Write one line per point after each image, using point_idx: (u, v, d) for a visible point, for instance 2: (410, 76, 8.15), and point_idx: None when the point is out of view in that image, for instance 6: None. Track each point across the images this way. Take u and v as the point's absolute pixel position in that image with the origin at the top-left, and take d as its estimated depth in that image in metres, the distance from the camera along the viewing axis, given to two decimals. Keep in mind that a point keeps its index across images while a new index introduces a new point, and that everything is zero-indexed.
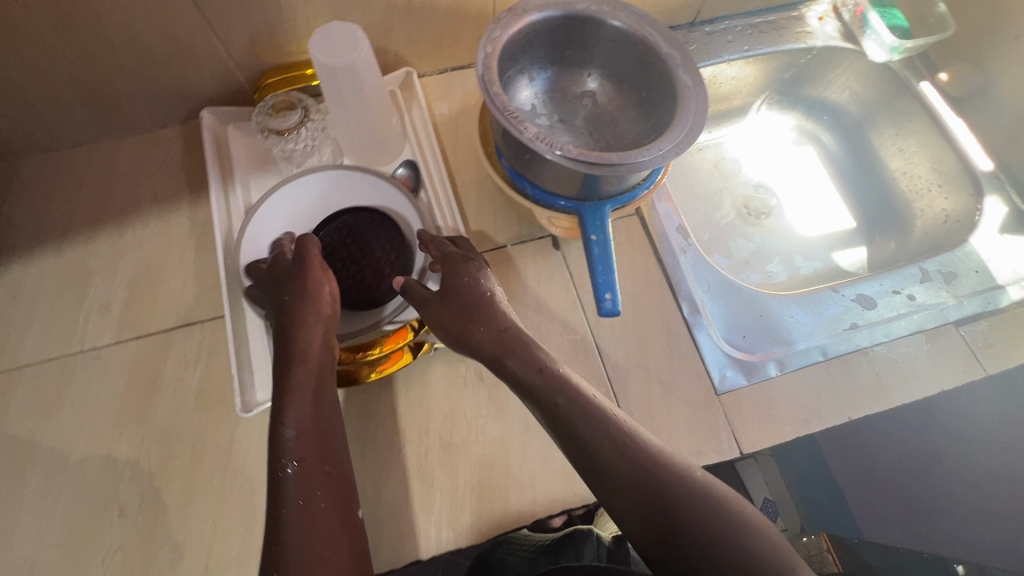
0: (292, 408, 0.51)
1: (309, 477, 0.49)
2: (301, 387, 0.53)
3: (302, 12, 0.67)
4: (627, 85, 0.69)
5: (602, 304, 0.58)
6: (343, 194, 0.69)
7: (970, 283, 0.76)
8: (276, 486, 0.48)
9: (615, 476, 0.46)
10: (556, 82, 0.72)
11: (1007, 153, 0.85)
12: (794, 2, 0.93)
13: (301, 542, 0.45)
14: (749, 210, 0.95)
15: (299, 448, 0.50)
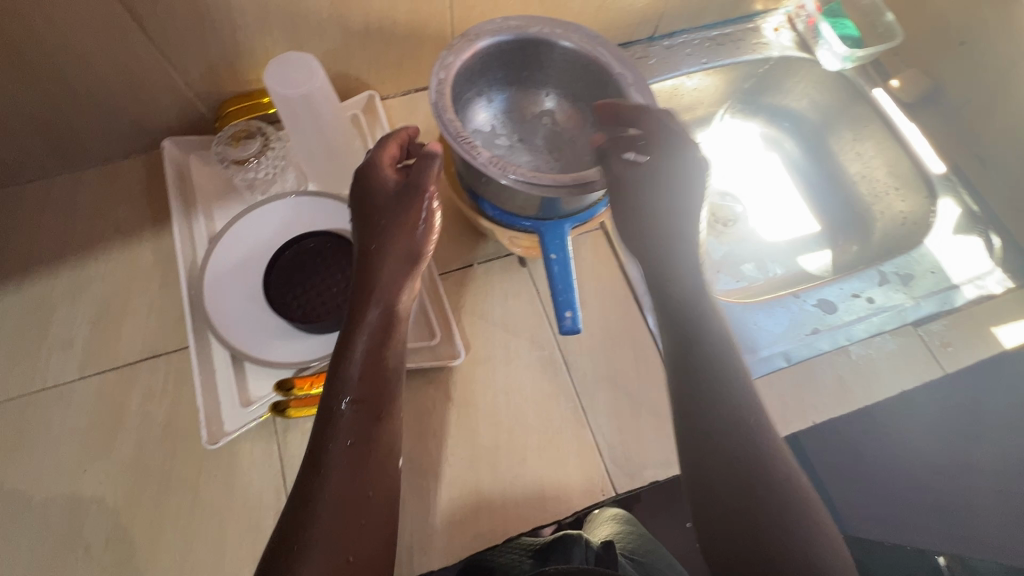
0: (363, 337, 0.55)
1: (361, 415, 0.52)
2: (375, 323, 0.56)
3: (260, 43, 0.67)
4: (584, 103, 0.71)
5: (562, 321, 0.59)
6: (306, 220, 0.69)
7: (926, 284, 0.78)
8: (331, 416, 0.52)
9: (722, 432, 0.50)
10: (513, 103, 0.73)
11: (958, 154, 0.87)
12: (749, 14, 0.95)
13: (340, 479, 0.49)
14: (717, 217, 0.95)
15: (360, 388, 0.53)
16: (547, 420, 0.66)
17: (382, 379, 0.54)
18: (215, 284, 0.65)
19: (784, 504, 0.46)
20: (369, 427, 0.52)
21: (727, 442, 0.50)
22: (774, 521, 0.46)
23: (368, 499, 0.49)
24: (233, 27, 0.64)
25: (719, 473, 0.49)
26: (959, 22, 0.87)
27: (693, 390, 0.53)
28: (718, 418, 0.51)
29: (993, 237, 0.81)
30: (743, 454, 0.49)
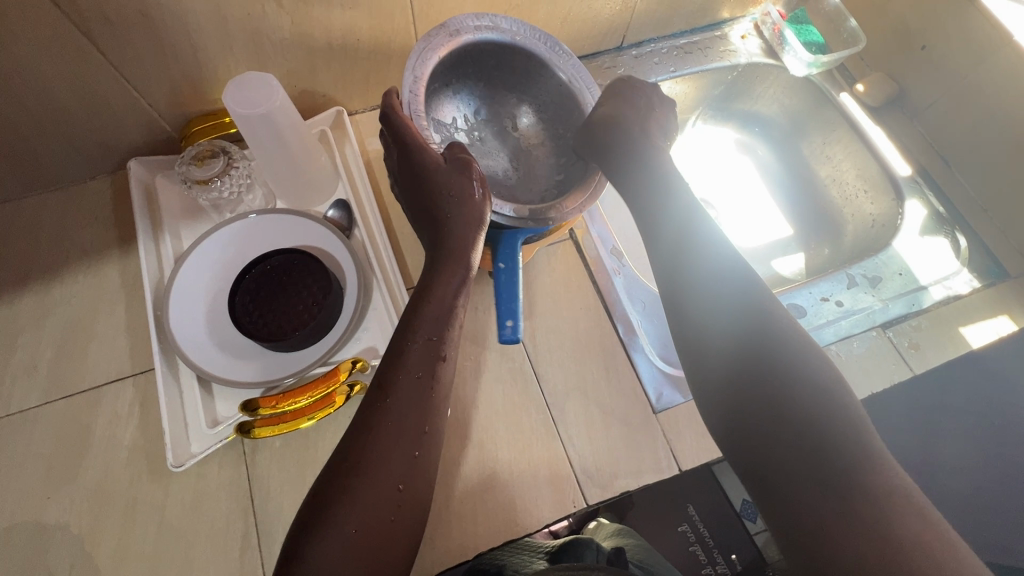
0: (439, 283, 0.53)
1: (428, 355, 0.51)
2: (446, 266, 0.54)
3: (221, 62, 0.67)
4: (552, 121, 0.70)
5: (502, 331, 0.59)
6: (274, 237, 0.69)
7: (893, 286, 0.79)
8: (398, 348, 0.51)
9: (771, 367, 0.46)
10: (483, 107, 0.69)
11: (922, 157, 0.88)
12: (717, 22, 0.96)
13: (401, 412, 0.48)
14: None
15: (430, 327, 0.52)
16: (517, 433, 0.66)
17: (447, 322, 0.53)
18: (181, 304, 0.64)
19: (815, 408, 0.43)
20: (435, 366, 0.51)
21: (755, 355, 0.47)
22: (803, 426, 0.43)
23: (423, 434, 0.49)
24: (192, 47, 0.64)
25: (742, 386, 0.47)
26: (919, 25, 0.86)
27: (715, 310, 0.51)
28: (745, 334, 0.49)
29: (959, 237, 0.82)
30: (773, 364, 0.46)
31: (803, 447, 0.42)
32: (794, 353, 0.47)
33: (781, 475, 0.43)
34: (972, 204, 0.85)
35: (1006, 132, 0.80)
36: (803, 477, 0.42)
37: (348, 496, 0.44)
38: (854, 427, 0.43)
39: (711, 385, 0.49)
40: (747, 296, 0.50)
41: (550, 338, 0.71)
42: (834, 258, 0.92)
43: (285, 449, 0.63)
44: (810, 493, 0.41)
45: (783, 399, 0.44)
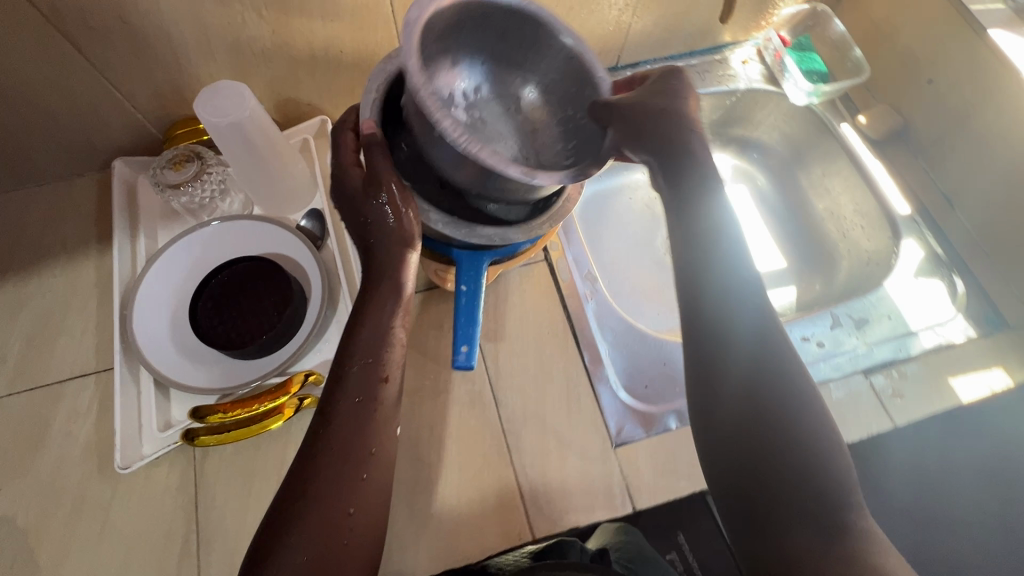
0: (370, 309, 0.52)
1: (369, 377, 0.49)
2: (378, 290, 0.53)
3: (203, 68, 0.68)
4: (565, 102, 0.57)
5: (456, 355, 0.57)
6: (246, 242, 0.70)
7: (881, 330, 0.75)
8: (338, 374, 0.50)
9: (763, 416, 0.44)
10: (491, 82, 0.58)
11: (923, 194, 0.85)
12: (718, 45, 0.94)
13: (346, 435, 0.47)
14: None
15: (367, 349, 0.50)
16: (469, 457, 0.64)
17: (387, 343, 0.51)
18: (146, 305, 0.65)
19: (803, 458, 0.42)
20: (376, 388, 0.49)
21: (750, 388, 0.45)
22: (790, 478, 0.42)
23: (372, 455, 0.48)
24: (173, 53, 0.65)
25: (733, 421, 0.45)
26: (926, 59, 0.82)
27: (714, 330, 0.47)
28: (743, 362, 0.46)
29: (955, 280, 0.79)
30: (765, 411, 0.44)
31: (792, 493, 0.41)
32: (792, 388, 0.44)
33: (768, 521, 0.42)
34: (973, 247, 0.80)
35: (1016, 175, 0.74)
36: (788, 525, 0.41)
37: (299, 521, 0.44)
38: (840, 471, 0.42)
39: (702, 414, 0.47)
40: (755, 319, 0.47)
41: (514, 362, 0.70)
42: (825, 295, 0.88)
43: (234, 458, 0.63)
44: (795, 541, 0.40)
45: (777, 458, 0.42)
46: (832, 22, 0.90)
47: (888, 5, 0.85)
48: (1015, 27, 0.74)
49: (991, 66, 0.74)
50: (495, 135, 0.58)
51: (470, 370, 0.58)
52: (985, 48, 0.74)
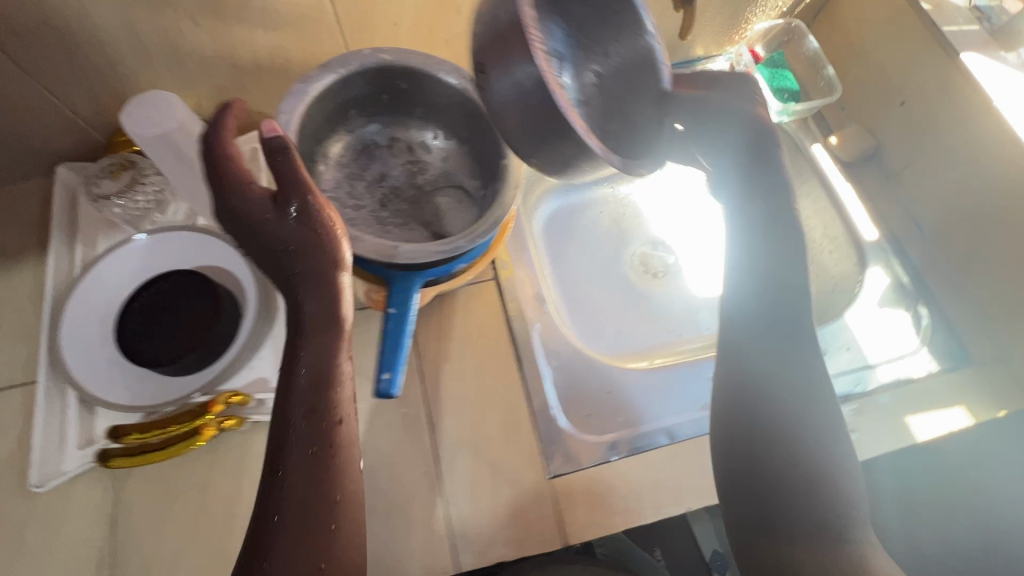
0: (304, 351, 0.45)
1: (318, 424, 0.43)
2: (314, 326, 0.46)
3: (142, 76, 0.67)
4: (621, 92, 0.53)
5: (377, 383, 0.54)
6: (183, 255, 0.68)
7: (838, 363, 0.73)
8: (279, 431, 0.43)
9: (788, 459, 0.44)
10: (562, 46, 0.50)
11: (893, 220, 0.81)
12: (690, 59, 0.92)
13: (299, 488, 0.41)
14: (645, 265, 0.95)
15: (309, 393, 0.44)
16: (398, 485, 0.63)
17: (331, 382, 0.45)
18: (75, 319, 0.63)
19: (826, 503, 0.43)
20: (330, 432, 0.43)
21: (766, 407, 0.46)
22: (809, 521, 0.43)
23: (338, 504, 0.42)
24: (108, 60, 0.63)
25: (753, 443, 0.45)
26: (899, 80, 0.79)
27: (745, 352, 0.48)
28: (772, 386, 0.46)
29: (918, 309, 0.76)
30: (791, 453, 0.44)
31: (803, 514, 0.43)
32: (816, 416, 0.45)
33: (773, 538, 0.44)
34: (942, 276, 0.76)
35: (991, 202, 0.70)
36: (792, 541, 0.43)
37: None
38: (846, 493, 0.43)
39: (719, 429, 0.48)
40: (804, 346, 0.47)
41: (453, 385, 0.68)
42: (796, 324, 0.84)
43: (156, 478, 0.61)
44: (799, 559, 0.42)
45: (800, 502, 0.43)
46: (805, 39, 0.87)
47: (863, 24, 0.82)
48: (989, 52, 0.71)
49: (963, 90, 0.70)
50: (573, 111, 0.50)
51: (393, 399, 0.55)
52: (958, 73, 0.71)
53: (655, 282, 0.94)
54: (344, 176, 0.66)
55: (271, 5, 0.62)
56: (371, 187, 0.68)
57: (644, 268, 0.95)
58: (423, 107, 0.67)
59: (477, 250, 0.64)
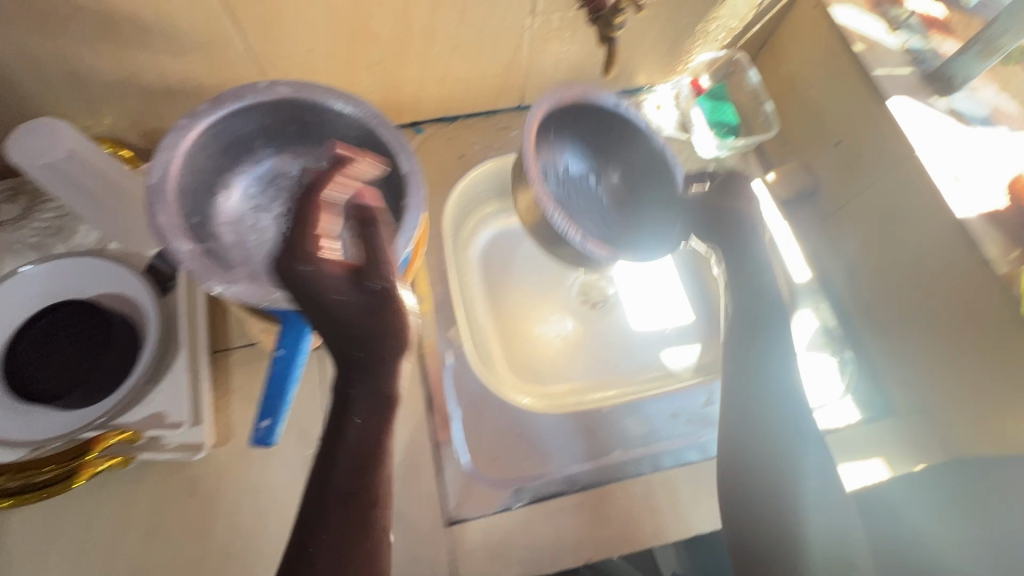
0: (351, 424, 0.47)
1: (364, 501, 0.46)
2: (358, 401, 0.47)
3: (44, 98, 0.65)
4: (644, 183, 0.78)
5: (254, 431, 0.52)
6: (87, 284, 0.66)
7: None
8: (315, 500, 0.45)
9: (769, 522, 0.54)
10: (584, 159, 0.78)
11: (826, 261, 0.80)
12: (633, 87, 0.90)
13: (333, 560, 0.44)
14: (584, 295, 0.90)
15: (348, 473, 0.46)
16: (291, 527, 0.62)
17: (372, 460, 0.47)
18: None
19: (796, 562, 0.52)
20: (365, 512, 0.46)
21: (766, 470, 0.56)
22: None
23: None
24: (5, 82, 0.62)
25: (760, 448, 0.57)
26: (835, 121, 0.77)
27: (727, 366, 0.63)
28: (761, 398, 0.59)
29: (842, 348, 0.76)
30: (778, 514, 0.54)
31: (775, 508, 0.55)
32: (793, 423, 0.58)
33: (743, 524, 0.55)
34: (868, 320, 0.75)
35: (915, 250, 0.68)
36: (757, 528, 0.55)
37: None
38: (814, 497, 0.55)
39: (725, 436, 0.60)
40: (770, 360, 0.61)
41: None
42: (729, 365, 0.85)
43: (45, 511, 0.61)
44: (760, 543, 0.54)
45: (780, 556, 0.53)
46: (748, 71, 0.85)
47: (803, 60, 0.80)
48: (920, 98, 0.70)
49: (890, 136, 0.69)
50: (575, 202, 0.77)
51: (272, 447, 0.53)
52: (885, 118, 0.70)
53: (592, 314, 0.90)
54: (249, 208, 0.64)
55: (173, 33, 0.60)
56: (278, 219, 0.66)
57: (582, 299, 0.90)
58: (333, 138, 0.65)
59: None
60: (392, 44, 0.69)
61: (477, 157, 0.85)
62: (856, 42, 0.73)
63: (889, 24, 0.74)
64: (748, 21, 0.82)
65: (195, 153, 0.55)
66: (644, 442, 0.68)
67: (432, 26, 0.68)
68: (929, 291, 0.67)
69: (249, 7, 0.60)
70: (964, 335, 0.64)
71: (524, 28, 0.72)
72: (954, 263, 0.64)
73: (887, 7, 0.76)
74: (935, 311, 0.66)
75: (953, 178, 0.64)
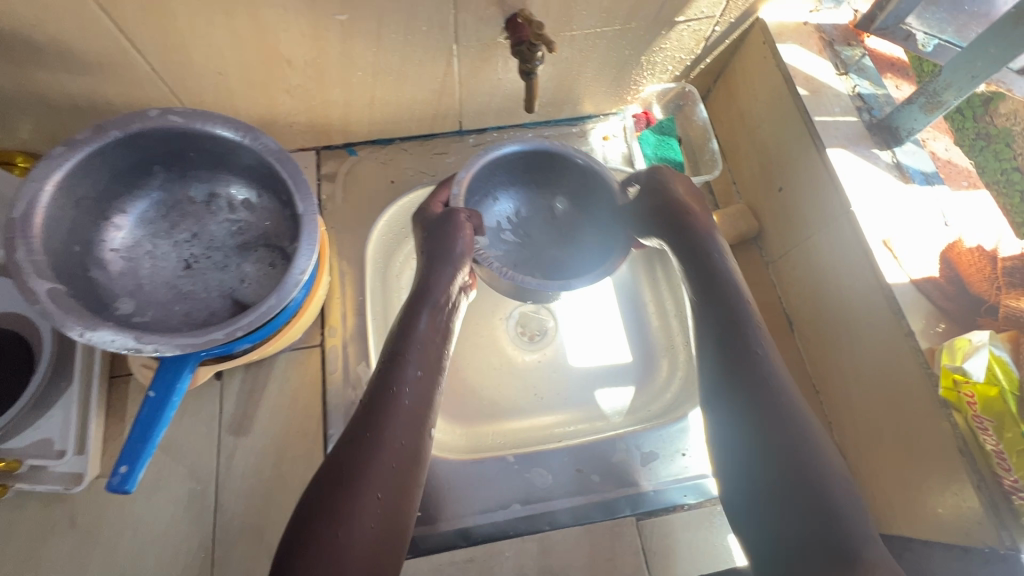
0: (424, 318, 0.61)
1: (423, 391, 0.56)
2: (421, 309, 0.62)
3: None
4: (590, 204, 0.74)
5: (110, 477, 0.51)
6: None
7: (669, 471, 0.67)
8: (387, 373, 0.56)
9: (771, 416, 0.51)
10: (525, 203, 0.76)
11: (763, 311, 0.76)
12: (579, 116, 0.86)
13: (398, 431, 0.52)
14: (523, 329, 0.85)
15: (416, 357, 0.58)
16: (169, 566, 0.61)
17: (431, 354, 0.59)
18: None
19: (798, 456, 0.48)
20: (419, 389, 0.56)
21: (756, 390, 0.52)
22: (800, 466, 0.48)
23: (403, 447, 0.52)
24: None
25: (765, 445, 0.49)
26: (779, 166, 0.73)
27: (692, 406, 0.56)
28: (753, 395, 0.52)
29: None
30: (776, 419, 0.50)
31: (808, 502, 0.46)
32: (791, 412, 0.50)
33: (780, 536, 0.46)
34: (802, 378, 0.71)
35: (847, 310, 0.64)
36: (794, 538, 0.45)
37: (350, 506, 0.47)
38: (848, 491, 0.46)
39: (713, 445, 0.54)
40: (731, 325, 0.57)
41: (249, 462, 0.65)
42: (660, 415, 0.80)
43: None
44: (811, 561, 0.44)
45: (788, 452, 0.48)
46: (698, 106, 0.81)
47: (753, 97, 0.76)
48: (861, 149, 0.65)
49: (827, 188, 0.65)
50: (531, 247, 0.75)
51: (131, 493, 0.52)
52: (823, 167, 0.65)
53: (531, 351, 0.84)
54: (146, 235, 0.62)
55: (69, 52, 0.58)
56: (178, 246, 0.63)
57: (520, 331, 0.85)
58: (239, 166, 0.63)
59: (268, 330, 0.59)
60: (307, 68, 0.67)
61: (411, 183, 0.82)
62: (800, 85, 0.69)
63: (838, 67, 0.70)
64: (697, 53, 0.77)
65: (73, 181, 0.53)
66: (542, 497, 0.65)
67: (347, 52, 0.65)
68: (861, 348, 0.62)
69: (144, 29, 0.57)
70: (890, 408, 0.59)
71: (449, 56, 0.69)
72: (883, 331, 0.59)
73: (839, 47, 0.71)
74: (864, 380, 0.62)
75: (884, 242, 0.60)
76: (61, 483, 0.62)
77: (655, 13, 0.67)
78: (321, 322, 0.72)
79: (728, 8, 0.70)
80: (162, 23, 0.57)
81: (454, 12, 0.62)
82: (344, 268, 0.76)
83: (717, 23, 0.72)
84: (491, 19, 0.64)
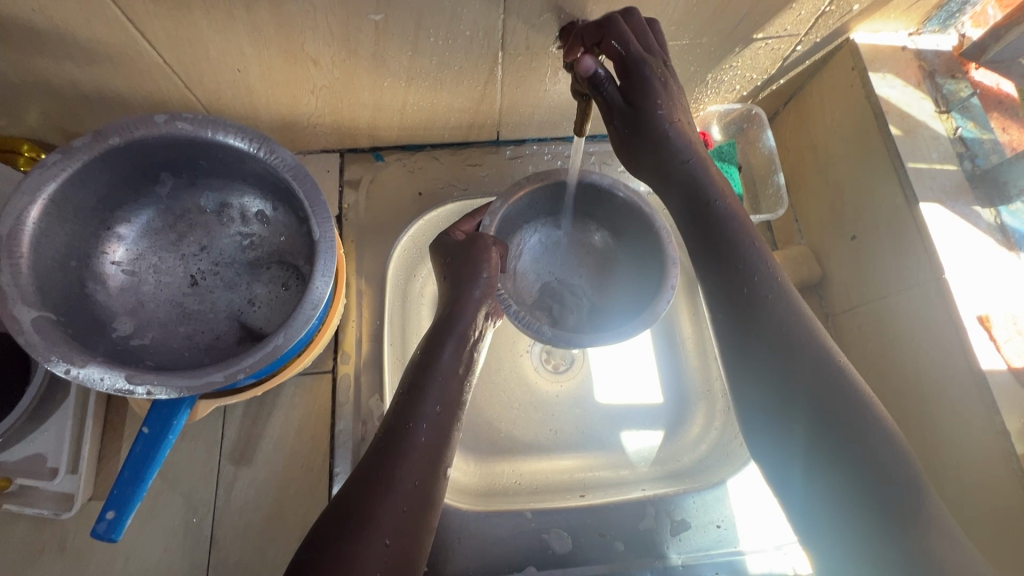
0: (451, 345, 0.53)
1: (441, 427, 0.48)
2: (442, 337, 0.53)
3: None
4: (632, 242, 0.66)
5: (96, 524, 0.47)
6: None
7: (700, 540, 0.63)
8: (409, 402, 0.48)
9: None
10: (562, 233, 0.70)
11: None
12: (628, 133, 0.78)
13: (411, 469, 0.44)
14: (548, 355, 0.75)
15: (440, 390, 0.50)
16: None
17: (456, 388, 0.51)
18: None
19: (865, 437, 0.39)
20: (442, 424, 0.48)
21: (790, 356, 0.42)
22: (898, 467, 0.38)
23: (416, 490, 0.44)
24: None
25: (816, 427, 0.41)
26: (854, 211, 0.64)
27: None
28: (743, 312, 0.45)
29: None
30: None
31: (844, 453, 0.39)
32: (775, 327, 0.43)
33: (808, 490, 0.40)
34: None
35: (924, 370, 0.56)
36: (831, 489, 0.39)
37: (351, 556, 0.39)
38: (893, 433, 0.40)
39: None
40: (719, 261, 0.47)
41: (249, 496, 0.61)
42: (692, 470, 0.70)
43: None
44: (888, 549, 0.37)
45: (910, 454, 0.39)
46: (764, 131, 0.72)
47: (830, 127, 0.67)
48: (958, 207, 0.57)
49: (914, 249, 0.57)
50: (564, 282, 0.69)
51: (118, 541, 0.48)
52: (912, 222, 0.57)
53: (556, 382, 0.73)
54: (150, 248, 0.57)
55: (73, 43, 0.52)
56: (185, 260, 0.58)
57: (544, 359, 0.75)
58: (252, 176, 0.57)
59: (273, 366, 0.53)
60: (335, 70, 0.60)
61: (440, 196, 0.76)
62: (892, 122, 0.60)
63: (938, 103, 0.62)
64: (771, 73, 0.68)
65: (72, 191, 0.49)
66: (560, 562, 0.62)
67: (381, 55, 0.58)
68: (954, 404, 0.54)
69: (156, 22, 0.51)
70: (972, 486, 0.52)
71: (493, 64, 0.61)
72: (975, 399, 0.52)
73: (941, 79, 0.63)
74: (936, 459, 0.55)
75: (980, 318, 0.53)
76: (52, 505, 0.58)
77: (731, 28, 0.58)
78: (336, 346, 0.67)
79: (817, 26, 0.60)
80: (177, 16, 0.50)
81: (504, 18, 0.54)
82: (362, 287, 0.70)
83: (801, 41, 0.63)
84: (544, 27, 0.56)
